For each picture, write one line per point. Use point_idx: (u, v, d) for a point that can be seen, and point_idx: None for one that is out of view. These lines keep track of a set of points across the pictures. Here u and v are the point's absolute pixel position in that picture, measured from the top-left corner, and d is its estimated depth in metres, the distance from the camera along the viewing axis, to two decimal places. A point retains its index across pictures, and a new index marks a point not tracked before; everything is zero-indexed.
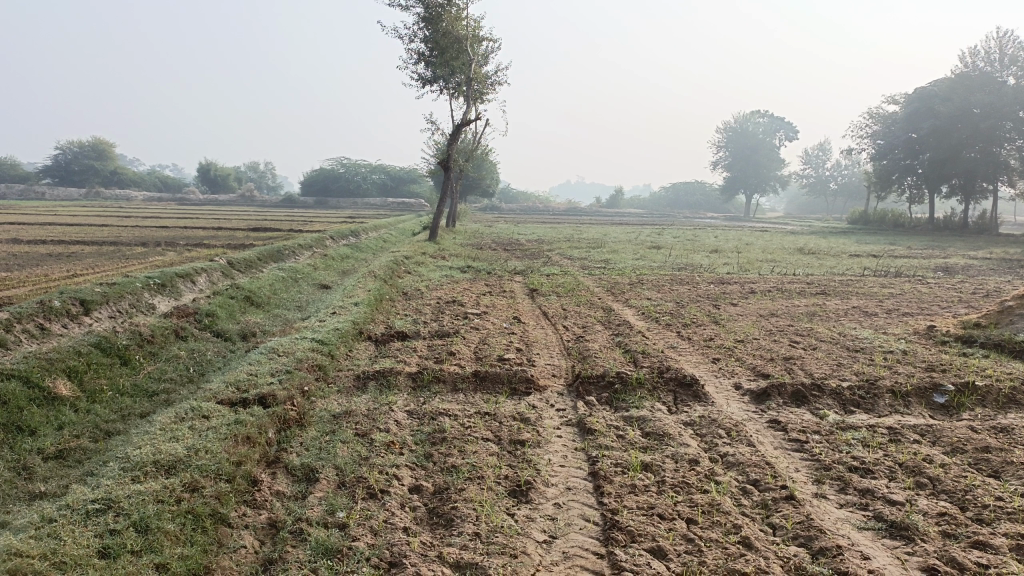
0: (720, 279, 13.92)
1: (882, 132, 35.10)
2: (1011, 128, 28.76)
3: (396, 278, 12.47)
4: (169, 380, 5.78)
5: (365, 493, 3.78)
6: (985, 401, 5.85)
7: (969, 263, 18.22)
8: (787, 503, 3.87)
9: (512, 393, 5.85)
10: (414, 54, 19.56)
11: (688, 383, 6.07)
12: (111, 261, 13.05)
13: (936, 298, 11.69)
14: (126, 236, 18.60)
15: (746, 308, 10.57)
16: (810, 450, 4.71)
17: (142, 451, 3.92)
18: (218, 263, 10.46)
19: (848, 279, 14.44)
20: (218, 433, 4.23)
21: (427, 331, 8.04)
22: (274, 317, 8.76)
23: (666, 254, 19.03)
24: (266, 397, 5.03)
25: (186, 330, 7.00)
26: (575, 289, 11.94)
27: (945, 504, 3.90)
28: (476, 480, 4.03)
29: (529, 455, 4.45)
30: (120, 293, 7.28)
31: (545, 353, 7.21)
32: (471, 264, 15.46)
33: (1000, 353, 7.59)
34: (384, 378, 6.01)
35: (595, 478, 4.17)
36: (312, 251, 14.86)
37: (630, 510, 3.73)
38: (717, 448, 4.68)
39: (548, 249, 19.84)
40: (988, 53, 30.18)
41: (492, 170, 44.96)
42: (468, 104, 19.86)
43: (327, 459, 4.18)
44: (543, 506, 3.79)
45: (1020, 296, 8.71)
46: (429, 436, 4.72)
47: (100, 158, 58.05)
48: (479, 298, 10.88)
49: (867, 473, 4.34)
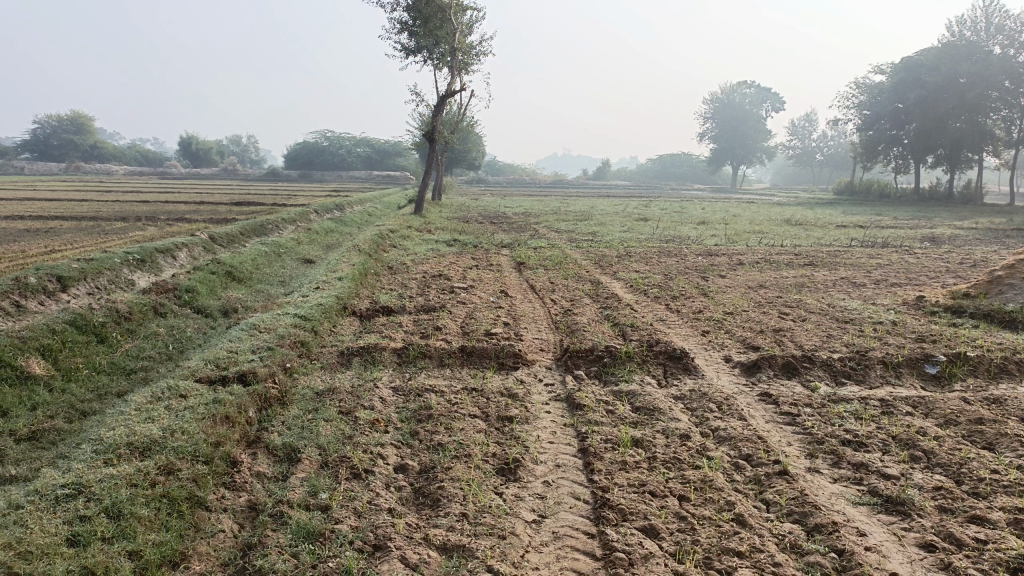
0: (707, 251, 13.81)
1: (869, 102, 35.01)
2: (997, 98, 28.60)
3: (381, 252, 12.28)
4: (147, 358, 5.62)
5: (349, 473, 3.66)
6: (977, 372, 5.81)
7: (956, 233, 18.18)
8: (780, 478, 3.79)
9: (499, 368, 5.75)
10: (396, 23, 19.17)
11: (678, 356, 5.99)
12: (90, 237, 12.77)
13: (924, 268, 11.65)
14: (106, 211, 18.23)
15: (735, 279, 10.48)
16: (802, 423, 4.63)
17: (116, 432, 3.79)
18: (199, 238, 10.24)
19: (836, 250, 14.37)
20: (196, 414, 4.08)
21: (413, 306, 7.90)
22: (257, 292, 8.59)
23: (654, 226, 18.88)
24: (246, 374, 4.89)
25: (166, 306, 6.83)
26: (562, 262, 11.81)
27: (940, 477, 3.84)
28: (463, 458, 3.93)
29: (518, 432, 4.35)
30: (98, 269, 7.09)
31: (532, 327, 7.09)
32: (458, 237, 15.26)
33: (990, 323, 7.55)
34: (369, 354, 5.88)
35: (585, 455, 4.08)
36: (296, 225, 14.63)
37: (621, 488, 3.64)
38: (708, 422, 4.60)
39: (535, 222, 19.65)
40: (975, 22, 29.88)
41: (478, 143, 44.55)
42: (453, 75, 19.53)
43: (310, 438, 4.06)
44: (532, 484, 3.70)
45: (1009, 266, 8.66)
46: (415, 413, 4.61)
47: (80, 132, 57.20)
48: (466, 272, 10.72)
49: (860, 447, 4.27)
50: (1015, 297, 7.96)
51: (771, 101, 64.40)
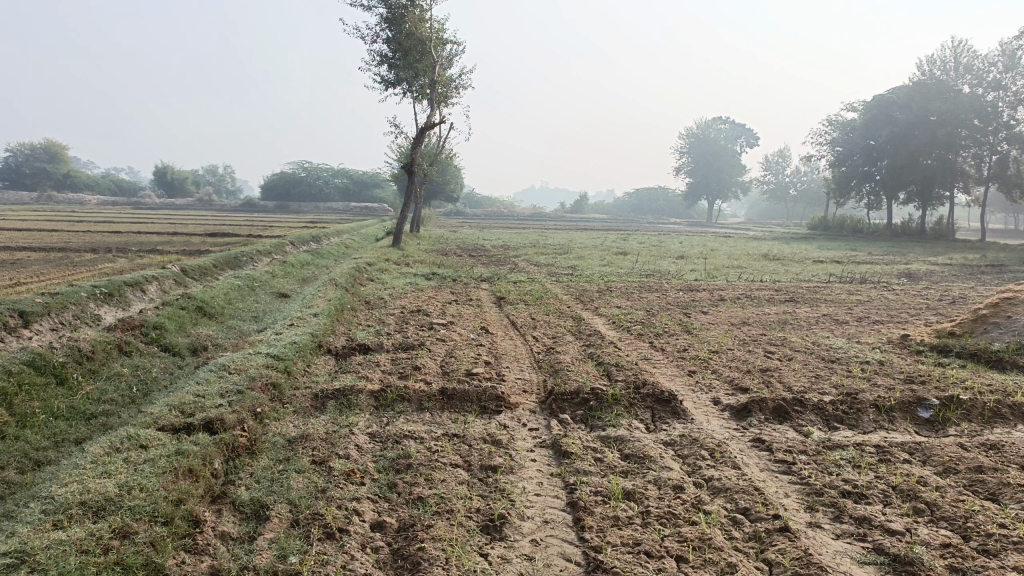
0: (688, 286, 13.71)
1: (841, 139, 35.55)
2: (967, 136, 29.09)
3: (358, 286, 12.03)
4: (110, 402, 5.30)
5: (321, 533, 3.40)
6: (971, 416, 5.66)
7: (932, 269, 18.31)
8: (781, 535, 3.58)
9: (481, 412, 5.50)
10: (376, 56, 19.14)
11: (666, 399, 5.77)
12: (58, 269, 12.38)
13: (904, 305, 11.61)
14: (76, 242, 17.74)
15: (717, 316, 10.35)
16: (798, 472, 4.44)
17: (68, 489, 3.48)
18: (171, 271, 9.94)
19: (815, 285, 14.34)
20: (156, 467, 3.80)
21: (391, 343, 7.65)
22: (228, 329, 8.29)
23: (634, 260, 18.81)
24: (213, 422, 4.60)
25: (131, 345, 6.51)
26: (543, 297, 11.63)
27: (946, 533, 3.66)
28: (445, 515, 3.68)
29: (502, 483, 4.11)
30: (63, 303, 6.77)
31: (514, 367, 6.86)
32: (437, 271, 15.04)
33: (978, 363, 7.45)
34: (345, 397, 5.61)
35: (575, 510, 3.85)
36: (271, 257, 14.32)
37: (614, 548, 3.42)
38: (701, 472, 4.40)
39: (514, 255, 19.53)
40: (945, 61, 30.58)
41: (456, 175, 44.53)
42: (433, 108, 19.46)
43: (280, 493, 3.79)
44: (519, 543, 3.46)
45: (993, 304, 8.61)
46: (393, 463, 4.34)
47: (53, 161, 56.46)
48: (445, 307, 10.48)
49: (861, 499, 4.08)
50: (1001, 337, 7.88)
51: (745, 137, 65.42)
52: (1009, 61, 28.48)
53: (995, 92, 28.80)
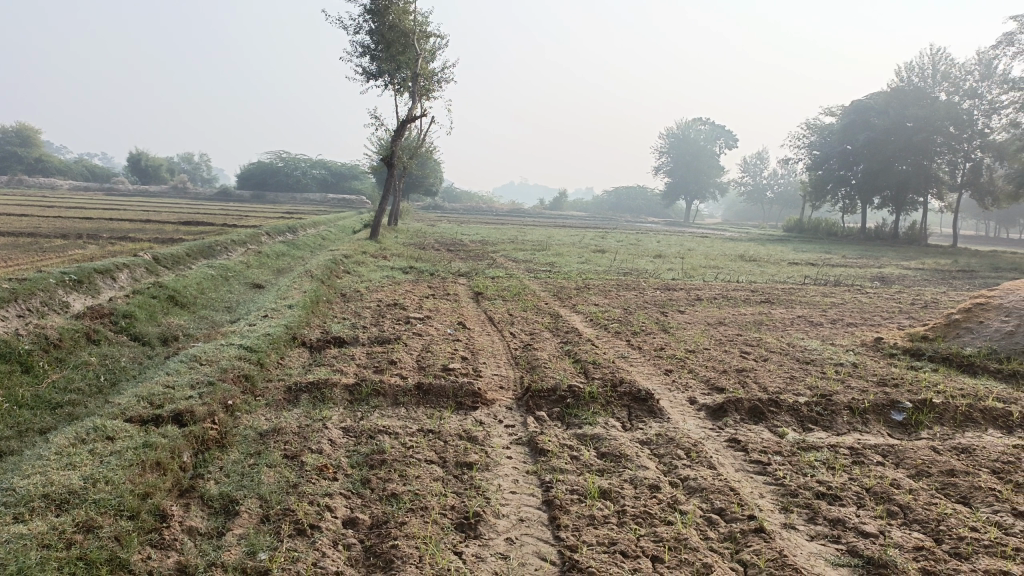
0: (666, 285, 13.76)
1: (819, 142, 35.89)
2: (942, 143, 29.48)
3: (334, 278, 11.92)
4: (76, 391, 5.18)
5: (292, 529, 3.33)
6: (943, 420, 5.71)
7: (904, 273, 18.57)
8: (756, 536, 3.57)
9: (457, 408, 5.45)
10: (358, 47, 18.97)
11: (642, 398, 5.76)
12: (26, 254, 12.09)
13: (878, 308, 11.75)
14: (46, 227, 17.39)
15: (694, 315, 10.38)
16: (773, 473, 4.45)
17: (30, 480, 3.37)
18: (143, 259, 9.75)
19: (790, 287, 14.46)
20: (123, 460, 3.71)
21: (366, 337, 7.57)
22: (201, 319, 8.15)
23: (612, 258, 18.83)
24: (182, 414, 4.50)
25: (100, 333, 6.37)
26: (521, 293, 11.59)
27: (918, 535, 3.68)
28: (419, 512, 3.62)
29: (477, 480, 4.07)
30: (30, 289, 6.60)
31: (491, 363, 6.82)
32: (415, 264, 14.95)
33: (949, 367, 7.54)
34: (319, 391, 5.53)
35: (550, 508, 3.82)
36: (246, 247, 14.13)
37: (590, 547, 3.39)
38: (677, 471, 4.38)
39: (493, 251, 19.47)
40: (923, 69, 30.88)
41: (435, 168, 44.34)
42: (414, 101, 19.34)
43: (249, 488, 3.72)
44: (493, 542, 3.42)
45: (965, 309, 8.71)
46: (367, 458, 4.28)
47: (23, 145, 55.37)
48: (423, 301, 10.41)
49: (835, 501, 4.09)
50: (972, 342, 7.99)
51: (724, 138, 65.84)
52: (985, 70, 28.88)
53: (970, 101, 29.17)
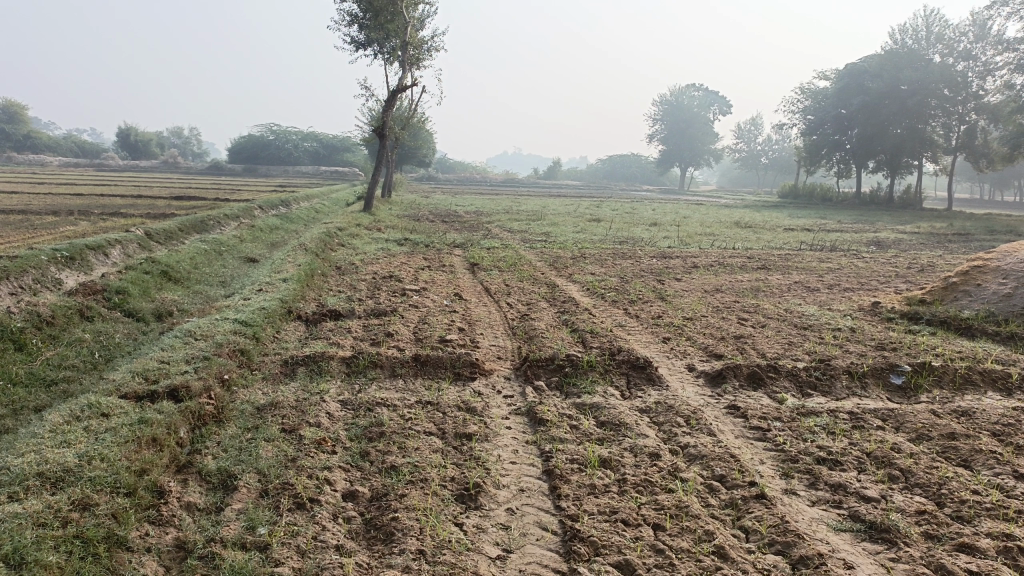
0: (662, 253, 13.68)
1: (813, 107, 35.61)
2: (936, 105, 29.30)
3: (329, 251, 11.83)
4: (70, 368, 5.13)
5: (291, 503, 3.31)
6: (943, 383, 5.70)
7: (901, 237, 18.52)
8: (758, 502, 3.56)
9: (455, 378, 5.43)
10: (346, 15, 18.65)
11: (641, 365, 5.74)
12: (17, 232, 11.97)
13: (875, 273, 11.71)
14: (37, 203, 17.27)
15: (690, 283, 10.33)
16: (773, 439, 4.43)
17: (25, 459, 3.33)
18: (135, 234, 9.65)
19: (787, 253, 14.39)
20: (119, 436, 3.67)
21: (362, 309, 7.52)
22: (195, 294, 8.08)
23: (607, 227, 18.74)
24: (178, 389, 4.46)
25: (94, 310, 6.31)
26: (517, 264, 11.51)
27: (920, 499, 3.67)
28: (419, 483, 3.60)
29: (477, 452, 4.04)
30: (22, 266, 6.52)
31: (488, 333, 6.79)
32: (409, 236, 14.84)
33: (948, 331, 7.53)
34: (316, 364, 5.49)
35: (551, 478, 3.80)
36: (239, 221, 14.01)
37: (591, 517, 3.37)
38: (677, 439, 4.36)
39: (487, 222, 19.34)
40: (916, 30, 30.53)
41: (428, 139, 43.95)
42: (404, 70, 19.05)
43: (248, 462, 3.69)
44: (494, 513, 3.40)
45: (963, 272, 8.67)
46: (366, 431, 4.25)
47: (11, 121, 54.80)
48: (418, 273, 10.34)
49: (836, 465, 4.08)
50: (970, 305, 7.97)
51: (718, 104, 65.27)
52: (979, 31, 28.54)
53: (965, 62, 28.90)
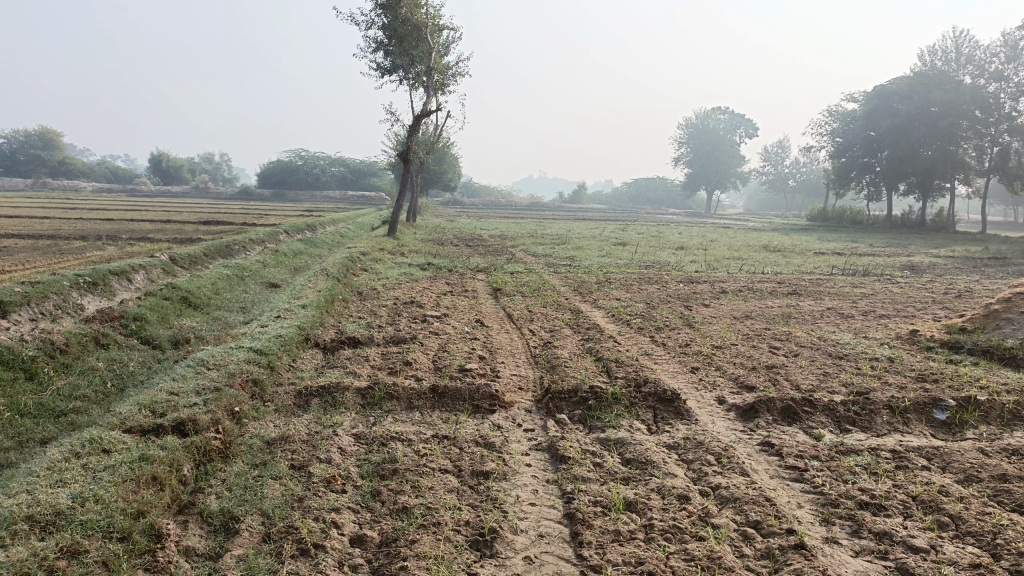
0: (688, 278, 13.39)
1: (842, 129, 35.20)
2: (968, 127, 28.71)
3: (350, 275, 11.74)
4: (81, 399, 5.00)
5: (294, 550, 3.11)
6: (990, 419, 5.36)
7: (934, 261, 18.04)
8: (796, 553, 3.29)
9: (474, 411, 5.20)
10: (372, 42, 18.74)
11: (669, 399, 5.47)
12: (45, 257, 12.03)
13: (910, 299, 11.32)
14: (67, 228, 17.49)
15: (719, 309, 10.06)
16: (811, 480, 4.15)
17: (16, 500, 3.17)
18: (158, 259, 9.61)
19: (818, 278, 14.01)
20: (118, 475, 3.51)
21: (381, 337, 7.35)
22: (214, 320, 7.99)
23: (632, 251, 18.49)
24: (185, 423, 4.30)
25: (109, 337, 6.20)
26: (540, 289, 11.30)
27: (974, 550, 3.38)
28: (431, 528, 3.38)
29: (495, 492, 3.82)
30: (43, 292, 6.45)
31: (510, 362, 6.57)
32: (431, 261, 14.69)
33: (990, 361, 7.17)
34: (330, 395, 5.30)
35: (572, 522, 3.56)
36: (263, 246, 14.00)
37: (615, 568, 3.13)
38: (707, 479, 4.11)
39: (511, 245, 19.17)
40: (946, 52, 30.06)
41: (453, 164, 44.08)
42: (428, 95, 19.07)
43: (252, 503, 3.50)
44: (511, 562, 3.17)
45: (1004, 299, 8.30)
46: (378, 468, 4.05)
47: (47, 147, 56.15)
48: (440, 299, 10.16)
49: (879, 510, 3.79)
50: (1014, 333, 7.58)
51: (744, 127, 64.85)
52: (1011, 51, 28.04)
53: (996, 83, 28.38)
